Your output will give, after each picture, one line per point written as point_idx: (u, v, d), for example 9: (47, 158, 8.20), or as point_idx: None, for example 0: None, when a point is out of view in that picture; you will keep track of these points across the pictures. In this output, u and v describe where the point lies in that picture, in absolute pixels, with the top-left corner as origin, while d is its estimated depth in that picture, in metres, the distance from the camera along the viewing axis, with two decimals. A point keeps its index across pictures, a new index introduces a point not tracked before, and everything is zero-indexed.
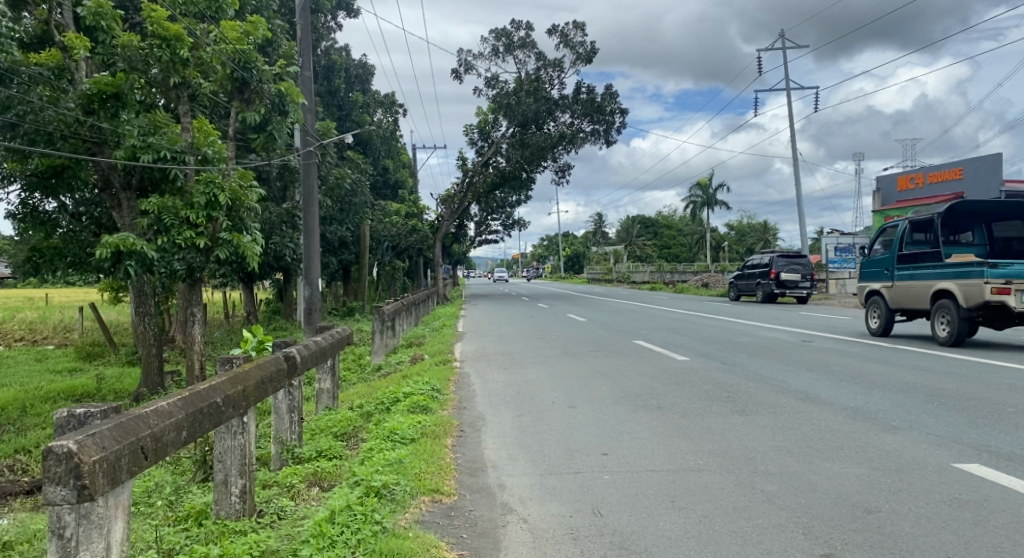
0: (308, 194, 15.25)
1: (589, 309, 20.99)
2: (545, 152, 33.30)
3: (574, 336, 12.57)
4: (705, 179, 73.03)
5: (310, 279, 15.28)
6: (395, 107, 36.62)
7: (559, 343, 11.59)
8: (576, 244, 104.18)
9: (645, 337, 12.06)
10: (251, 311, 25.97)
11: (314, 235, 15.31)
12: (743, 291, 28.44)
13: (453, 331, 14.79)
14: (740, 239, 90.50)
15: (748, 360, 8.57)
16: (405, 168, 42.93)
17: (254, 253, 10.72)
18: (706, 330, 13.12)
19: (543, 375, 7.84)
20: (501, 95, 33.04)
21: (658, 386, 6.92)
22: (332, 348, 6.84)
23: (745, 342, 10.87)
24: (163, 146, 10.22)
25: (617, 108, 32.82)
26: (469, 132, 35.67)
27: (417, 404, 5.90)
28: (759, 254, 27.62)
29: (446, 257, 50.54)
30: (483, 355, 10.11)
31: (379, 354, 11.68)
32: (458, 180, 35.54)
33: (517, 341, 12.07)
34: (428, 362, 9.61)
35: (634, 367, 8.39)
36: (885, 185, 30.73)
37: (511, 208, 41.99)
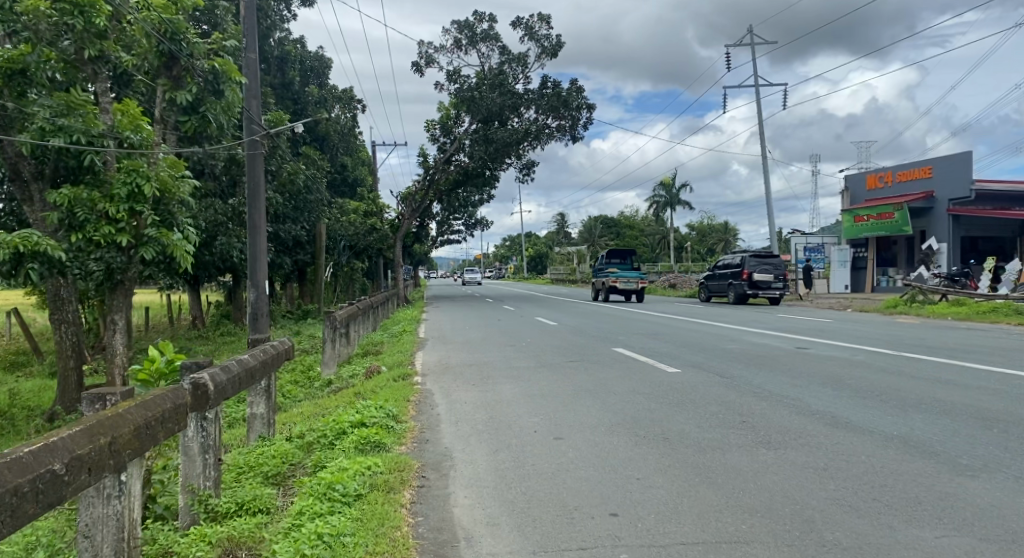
0: (254, 187, 13.97)
1: (559, 312, 20.01)
2: (509, 148, 32.31)
3: (547, 343, 11.54)
4: (668, 179, 73.03)
5: (256, 282, 13.94)
6: (354, 102, 35.19)
7: (531, 351, 10.51)
8: (539, 244, 103.61)
9: (624, 344, 11.09)
10: (198, 314, 24.36)
11: (260, 234, 13.97)
12: (714, 291, 27.86)
13: (414, 338, 13.64)
14: (700, 239, 91.03)
15: (748, 372, 7.67)
16: (364, 165, 41.42)
17: (185, 252, 9.37)
18: (687, 335, 12.20)
19: (517, 394, 6.74)
20: (463, 89, 31.91)
21: (655, 407, 5.91)
22: (269, 365, 5.60)
23: (734, 349, 9.98)
24: (77, 130, 8.73)
25: (583, 104, 31.99)
26: (432, 128, 34.44)
27: (367, 439, 4.73)
28: (729, 254, 27.04)
29: (406, 258, 49.07)
30: (448, 368, 8.96)
31: (331, 366, 10.44)
32: (420, 177, 34.31)
33: (485, 349, 10.94)
34: (384, 377, 8.42)
35: (622, 382, 7.38)
36: (854, 185, 30.76)
37: (474, 207, 40.94)
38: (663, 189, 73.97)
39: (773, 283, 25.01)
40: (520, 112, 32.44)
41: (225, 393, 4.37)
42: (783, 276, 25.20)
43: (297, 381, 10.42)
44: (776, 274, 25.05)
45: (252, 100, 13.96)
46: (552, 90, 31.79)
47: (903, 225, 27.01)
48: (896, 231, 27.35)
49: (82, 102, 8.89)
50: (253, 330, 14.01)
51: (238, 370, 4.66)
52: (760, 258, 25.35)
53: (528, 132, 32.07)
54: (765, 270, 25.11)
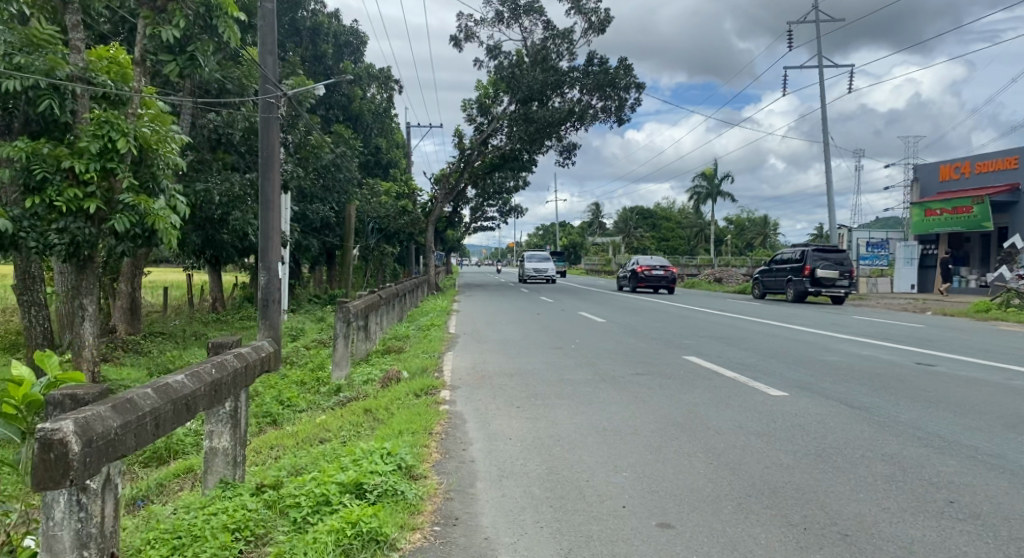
0: (266, 156, 12.38)
1: (602, 306, 18.15)
2: (551, 129, 30.28)
3: (601, 346, 9.70)
4: (710, 170, 70.35)
5: (268, 264, 12.32)
6: (390, 81, 33.61)
7: (584, 357, 8.65)
8: (574, 233, 101.56)
9: (696, 350, 9.20)
10: (218, 298, 23.11)
11: (275, 210, 12.36)
12: (770, 288, 25.61)
13: (442, 333, 11.90)
14: (738, 233, 88.11)
15: (882, 403, 5.77)
16: (398, 147, 39.82)
17: (168, 226, 7.76)
18: (767, 341, 10.23)
19: (582, 430, 4.87)
20: (503, 65, 30.05)
21: (789, 462, 4.05)
22: (223, 390, 3.80)
23: (838, 363, 8.04)
24: (37, 70, 7.14)
25: (631, 83, 29.81)
26: (469, 107, 32.57)
27: (361, 528, 2.89)
28: (790, 248, 24.73)
29: (438, 244, 47.48)
30: (485, 377, 7.14)
31: (343, 367, 8.69)
32: (455, 158, 32.54)
33: (526, 353, 9.09)
34: (405, 387, 6.65)
35: (718, 410, 5.52)
36: (923, 175, 28.01)
37: (510, 192, 39.20)
38: (705, 180, 71.28)
39: (838, 280, 22.72)
40: (563, 90, 30.39)
41: (115, 453, 2.60)
42: (849, 273, 22.89)
43: (303, 385, 8.74)
44: (842, 271, 22.75)
45: (267, 56, 12.28)
46: (598, 66, 29.75)
47: (985, 221, 24.37)
48: (975, 227, 24.68)
49: (48, 39, 7.30)
50: (262, 318, 12.35)
51: (151, 413, 2.86)
52: (823, 252, 22.96)
53: (571, 112, 30.02)
54: (828, 265, 22.77)
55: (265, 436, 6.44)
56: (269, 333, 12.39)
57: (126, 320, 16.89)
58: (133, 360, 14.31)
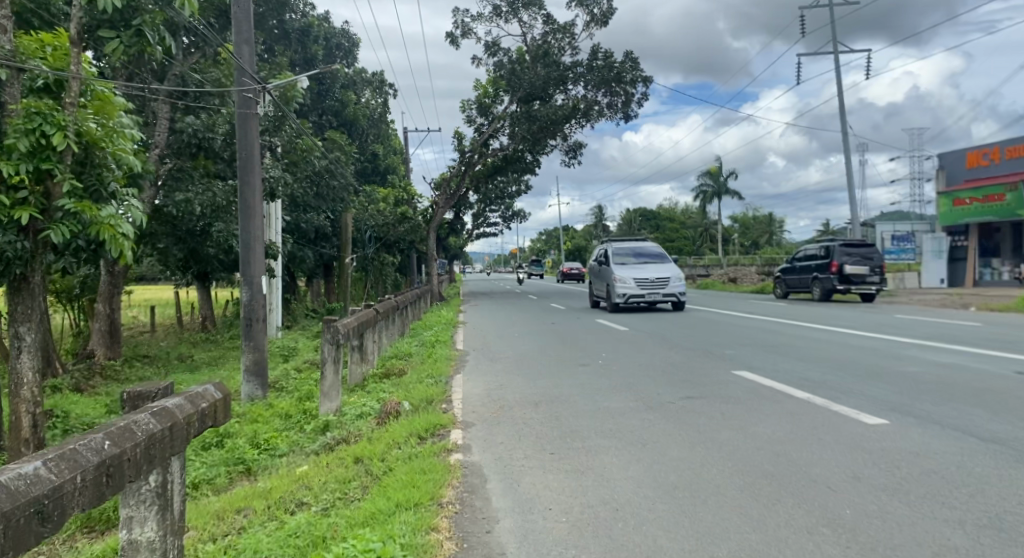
0: (246, 158, 11.19)
1: (620, 314, 16.88)
2: (554, 127, 29.08)
3: (633, 362, 8.45)
4: (714, 168, 69.07)
5: (252, 278, 11.14)
6: (385, 87, 32.57)
7: (615, 377, 7.40)
8: (577, 237, 100.58)
9: (745, 365, 7.94)
10: (209, 315, 21.94)
11: (257, 219, 11.22)
12: (794, 287, 24.42)
13: (449, 350, 10.63)
14: (742, 232, 86.97)
15: (1015, 431, 4.52)
16: (396, 154, 38.65)
17: (119, 235, 6.56)
18: (820, 350, 8.95)
19: (648, 492, 3.61)
20: (501, 63, 28.85)
21: (966, 545, 2.79)
22: (124, 472, 2.51)
23: (923, 375, 6.75)
24: None
25: (636, 77, 28.59)
26: (468, 108, 31.40)
27: None
28: (814, 244, 23.54)
29: (439, 252, 46.22)
30: (502, 409, 5.87)
31: (333, 397, 7.41)
32: (455, 162, 31.30)
33: (546, 374, 7.84)
34: (404, 427, 5.38)
35: (813, 451, 4.25)
36: (949, 163, 26.74)
37: (512, 196, 38.10)
38: (710, 178, 69.97)
39: (868, 276, 21.50)
40: (565, 87, 29.27)
41: None
42: (880, 268, 21.67)
43: (287, 422, 7.47)
44: (872, 266, 21.57)
45: (242, 46, 11.23)
46: (601, 60, 28.50)
47: (1019, 210, 23.60)
48: (1009, 215, 23.89)
49: None
50: (246, 339, 11.11)
51: None
52: (851, 247, 21.80)
53: (574, 109, 28.83)
54: (857, 261, 21.62)
55: (232, 495, 5.17)
56: (254, 355, 11.13)
57: (106, 344, 15.61)
58: (109, 389, 13.06)
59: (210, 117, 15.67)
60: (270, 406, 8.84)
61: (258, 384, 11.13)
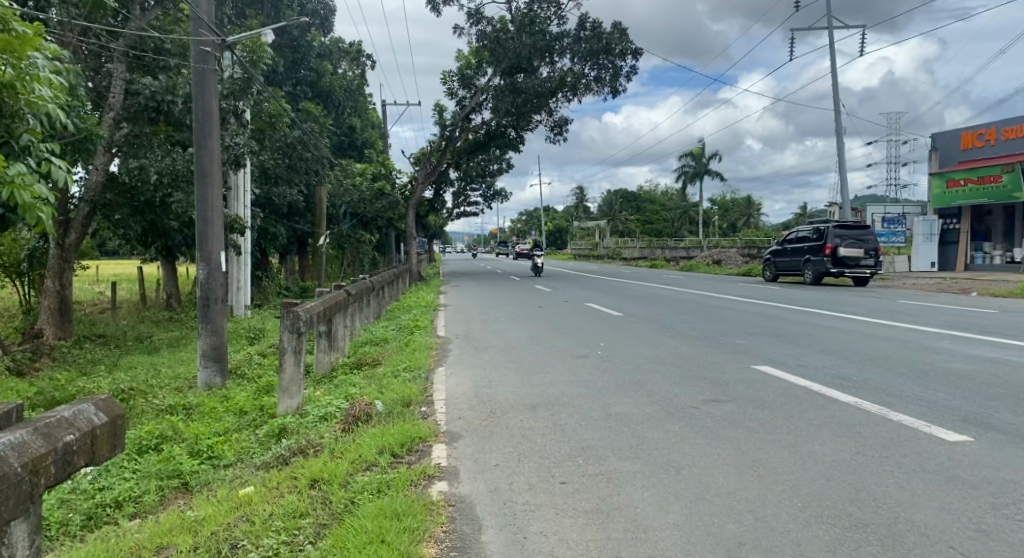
0: (203, 119, 9.96)
1: (611, 297, 16.03)
2: (540, 101, 27.92)
3: (638, 355, 7.56)
4: (697, 149, 68.31)
5: (208, 254, 9.98)
6: (363, 58, 31.10)
7: (623, 373, 6.49)
8: (558, 217, 99.69)
9: (766, 359, 7.10)
10: (173, 293, 20.67)
11: (216, 187, 10.06)
12: (785, 271, 23.77)
13: (429, 336, 9.63)
14: (723, 214, 86.73)
15: None
16: (374, 128, 37.23)
17: (31, 199, 5.44)
18: (841, 341, 8.17)
19: (707, 552, 2.70)
20: (485, 32, 27.55)
21: None
22: None
23: (973, 375, 5.99)
24: None
25: (625, 50, 27.47)
26: (450, 80, 30.08)
27: None
28: (807, 226, 22.87)
29: (417, 230, 44.99)
30: (494, 415, 4.89)
31: (293, 395, 6.34)
32: (436, 136, 30.03)
33: (544, 367, 6.92)
34: (376, 439, 4.36)
35: (899, 484, 3.37)
36: (943, 143, 26.05)
37: (494, 173, 36.98)
38: (692, 159, 69.27)
39: (863, 259, 20.94)
40: (551, 59, 28.07)
41: None
42: (875, 251, 21.09)
43: (241, 421, 6.42)
44: (867, 249, 20.91)
45: None
46: (590, 30, 27.33)
47: (1015, 191, 23.00)
48: (1006, 198, 23.22)
49: None
50: (202, 321, 10.02)
51: None
52: (847, 228, 21.11)
53: (560, 82, 27.68)
54: (852, 243, 20.91)
55: (155, 524, 4.11)
56: (212, 339, 10.03)
57: (55, 323, 14.28)
58: (55, 373, 11.85)
59: (169, 78, 14.28)
60: (227, 400, 7.80)
61: (216, 371, 10.03)
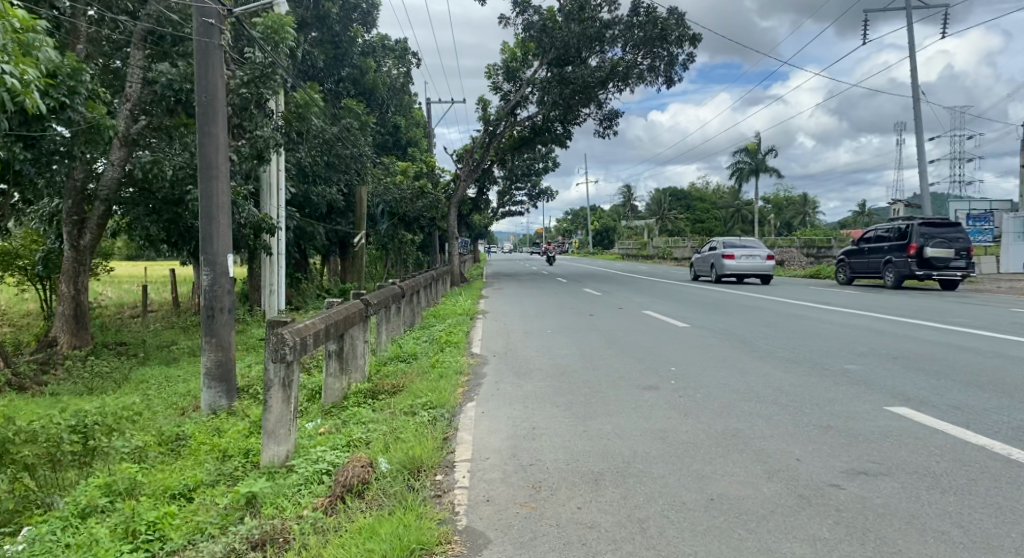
0: (207, 103, 8.69)
1: (671, 304, 14.38)
2: (590, 91, 26.25)
3: (726, 386, 5.95)
4: (753, 145, 65.45)
5: (213, 257, 8.71)
6: (408, 54, 29.98)
7: (713, 416, 4.93)
8: (605, 216, 97.48)
9: (897, 397, 5.43)
10: None
11: (223, 180, 8.79)
12: (860, 273, 21.67)
13: (465, 353, 8.19)
14: (777, 212, 83.40)
15: None
16: (418, 127, 36.19)
17: None
18: (985, 367, 6.42)
19: None
20: (532, 21, 26.07)
21: None
22: None
23: None
24: None
25: (683, 36, 25.62)
26: (495, 73, 28.70)
27: None
28: (886, 223, 20.68)
29: (462, 231, 43.88)
30: (539, 497, 3.38)
31: (282, 440, 4.88)
32: (482, 132, 28.64)
33: (607, 403, 5.37)
34: (360, 542, 2.87)
35: None
36: None
37: (540, 171, 35.49)
38: (747, 155, 66.42)
39: (954, 260, 18.71)
40: (602, 48, 26.38)
41: None
42: (967, 251, 18.80)
43: (216, 473, 5.05)
44: (958, 250, 18.69)
45: None
46: (643, 16, 25.48)
47: None
48: None
49: None
50: (205, 334, 8.74)
51: None
52: (933, 227, 18.92)
53: (612, 72, 25.98)
54: (940, 243, 18.72)
55: None
56: (216, 356, 8.76)
57: (70, 330, 13.35)
58: (60, 390, 10.89)
59: (189, 65, 13.19)
60: (219, 436, 6.49)
61: (221, 391, 8.75)
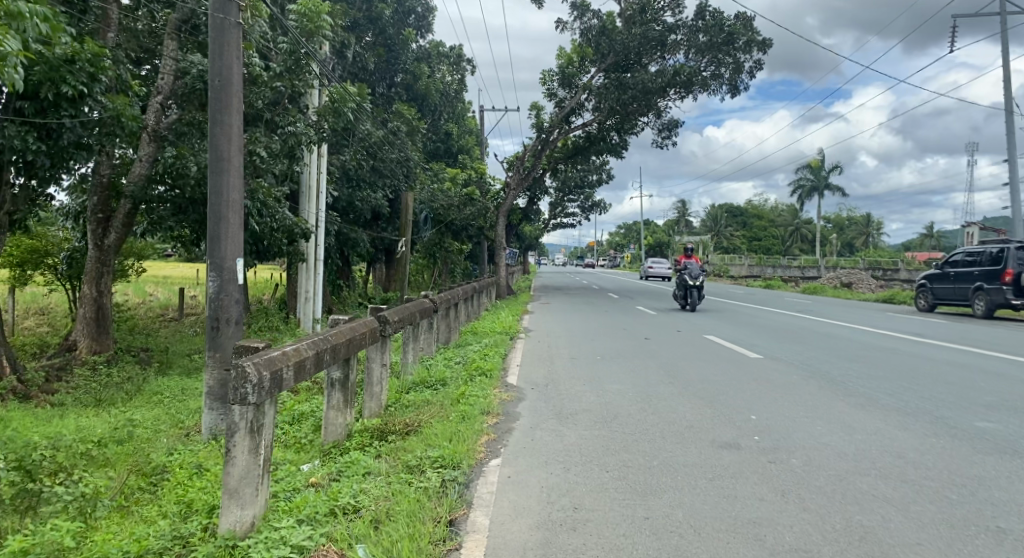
0: (219, 89, 7.78)
1: (737, 328, 12.89)
2: (650, 97, 24.83)
3: (830, 449, 4.58)
4: (817, 162, 62.43)
5: (220, 261, 7.74)
6: (463, 61, 29.20)
7: (824, 501, 3.59)
8: (658, 231, 95.21)
9: None
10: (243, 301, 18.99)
11: (235, 176, 7.86)
12: (944, 299, 19.64)
13: (499, 384, 6.97)
14: (839, 232, 79.95)
15: None
16: (470, 135, 35.28)
17: None
18: None
19: None
20: (590, 24, 24.85)
21: None
22: None
23: None
24: None
25: (749, 42, 24.05)
26: (550, 79, 27.60)
27: None
28: (976, 246, 18.65)
29: (511, 242, 42.84)
30: None
31: (247, 504, 3.75)
32: (535, 140, 27.54)
33: (675, 468, 4.07)
34: None
35: None
36: None
37: (594, 182, 34.20)
38: (810, 172, 63.50)
39: None
40: (663, 53, 24.98)
41: None
42: None
43: (166, 539, 3.95)
44: None
45: None
46: (709, 20, 23.99)
47: None
48: None
49: None
50: (210, 349, 7.77)
51: None
52: None
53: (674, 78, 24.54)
54: None
55: None
56: (220, 374, 7.74)
57: (91, 334, 12.69)
58: (68, 400, 10.10)
59: None
60: (199, 479, 5.39)
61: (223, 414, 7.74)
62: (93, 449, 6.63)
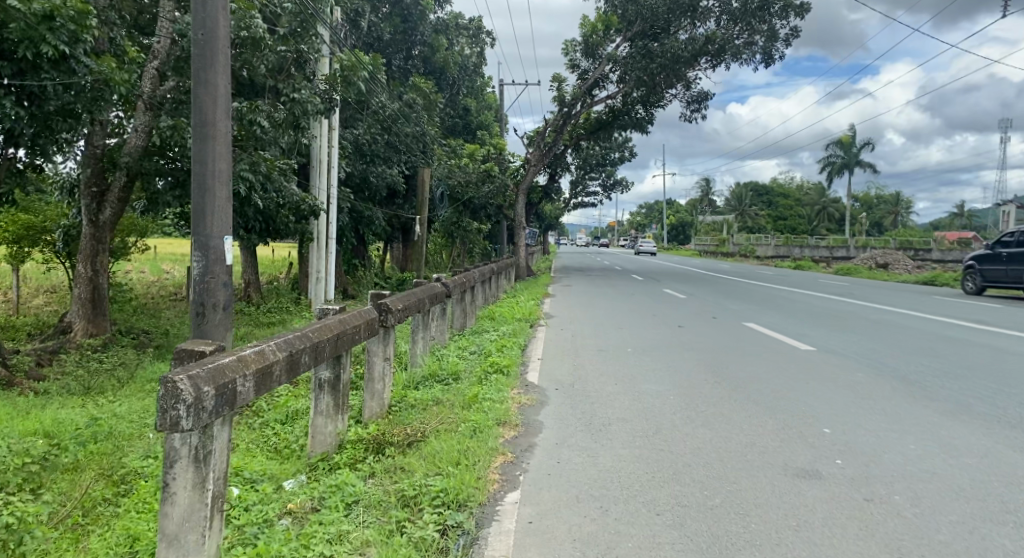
0: (203, 46, 6.85)
1: (778, 314, 11.83)
2: (678, 68, 23.50)
3: (939, 480, 3.59)
4: (847, 137, 60.46)
5: (205, 240, 6.88)
6: (482, 33, 27.98)
7: None
8: (681, 210, 93.31)
9: None
10: (252, 280, 18.17)
11: (222, 144, 6.97)
12: (994, 281, 18.33)
13: (521, 383, 6.04)
14: (866, 210, 77.68)
15: None
16: (490, 110, 34.13)
17: None
18: None
19: None
20: None
21: None
22: None
23: None
24: None
25: (785, 8, 22.58)
26: (573, 50, 26.30)
27: None
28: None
29: (532, 221, 41.73)
30: None
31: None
32: (556, 113, 26.35)
33: (748, 512, 3.12)
34: None
35: None
36: None
37: (616, 158, 32.92)
38: (839, 148, 61.48)
39: None
40: (694, 21, 23.56)
41: None
42: None
43: None
44: None
45: None
46: None
47: None
48: None
49: None
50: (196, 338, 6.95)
51: None
52: None
53: (703, 48, 23.16)
54: None
55: None
56: None
57: (87, 315, 11.96)
58: (55, 389, 9.36)
59: None
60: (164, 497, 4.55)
61: None
62: (60, 450, 5.84)
